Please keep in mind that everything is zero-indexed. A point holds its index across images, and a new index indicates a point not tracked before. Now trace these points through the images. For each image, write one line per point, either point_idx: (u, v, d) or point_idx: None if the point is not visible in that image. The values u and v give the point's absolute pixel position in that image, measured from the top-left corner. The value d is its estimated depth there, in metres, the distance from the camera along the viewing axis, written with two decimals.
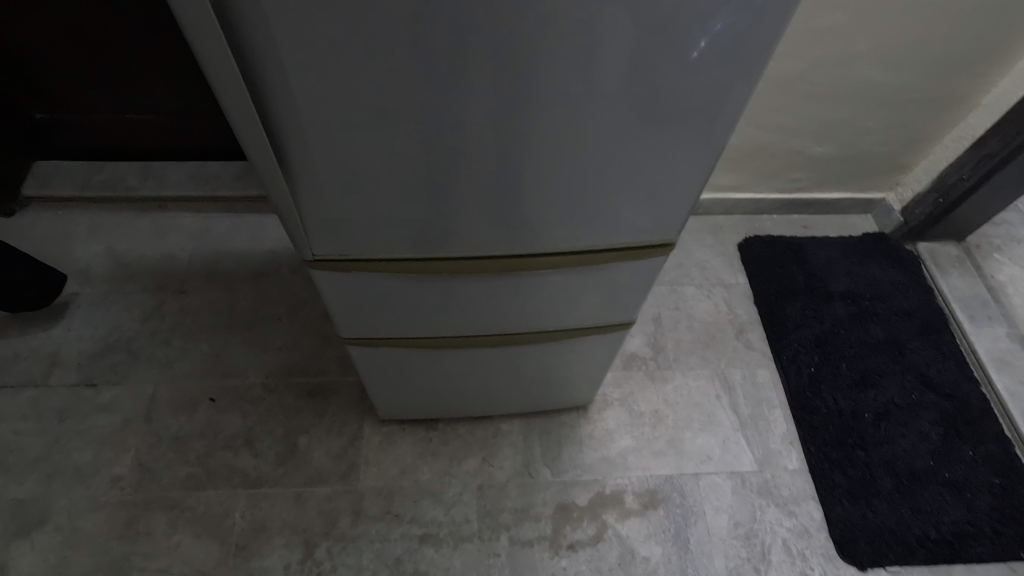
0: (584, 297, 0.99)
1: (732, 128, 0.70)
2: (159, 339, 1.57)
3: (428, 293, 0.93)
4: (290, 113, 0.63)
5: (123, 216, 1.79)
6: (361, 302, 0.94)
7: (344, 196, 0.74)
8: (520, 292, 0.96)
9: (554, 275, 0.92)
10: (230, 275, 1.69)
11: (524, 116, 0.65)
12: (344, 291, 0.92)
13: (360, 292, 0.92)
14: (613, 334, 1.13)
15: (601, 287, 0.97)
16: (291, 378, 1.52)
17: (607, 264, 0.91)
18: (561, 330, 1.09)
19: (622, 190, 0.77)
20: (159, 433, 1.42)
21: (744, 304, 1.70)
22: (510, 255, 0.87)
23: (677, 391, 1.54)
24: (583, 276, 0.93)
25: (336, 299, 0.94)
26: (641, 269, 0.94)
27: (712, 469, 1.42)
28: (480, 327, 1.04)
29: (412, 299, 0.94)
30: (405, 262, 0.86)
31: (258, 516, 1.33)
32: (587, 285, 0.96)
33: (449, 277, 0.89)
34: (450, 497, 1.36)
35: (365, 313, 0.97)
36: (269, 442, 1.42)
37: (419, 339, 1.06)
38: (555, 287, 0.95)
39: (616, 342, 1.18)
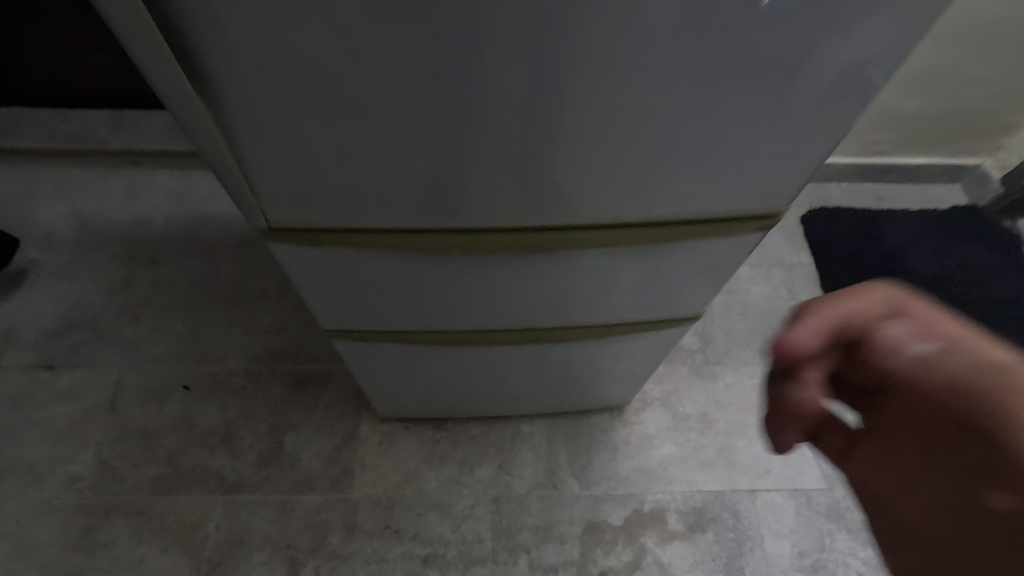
0: (637, 287, 0.75)
1: (817, 97, 0.47)
2: (128, 316, 1.36)
3: (431, 277, 0.69)
4: (201, 8, 0.38)
5: (93, 174, 1.56)
6: (340, 287, 0.71)
7: (298, 145, 0.49)
8: (553, 281, 0.72)
9: (598, 261, 0.68)
10: (211, 244, 1.47)
11: (561, 27, 0.40)
12: (317, 273, 0.68)
13: (339, 273, 0.68)
14: (667, 330, 0.90)
15: (660, 275, 0.73)
16: (278, 364, 1.31)
17: (674, 247, 0.66)
18: (602, 326, 0.86)
19: (708, 150, 0.51)
20: (124, 427, 1.23)
21: (808, 288, 1.44)
22: (546, 229, 0.62)
23: (729, 391, 1.30)
24: (641, 261, 0.69)
25: (305, 281, 0.70)
26: (720, 255, 0.69)
27: (770, 486, 1.20)
28: (499, 321, 0.81)
29: (407, 283, 0.70)
30: (397, 239, 0.62)
31: (235, 528, 1.14)
32: (642, 273, 0.72)
33: (460, 255, 0.65)
34: (459, 510, 1.16)
35: (347, 301, 0.74)
36: (251, 440, 1.22)
37: (424, 333, 0.84)
38: (598, 274, 0.71)
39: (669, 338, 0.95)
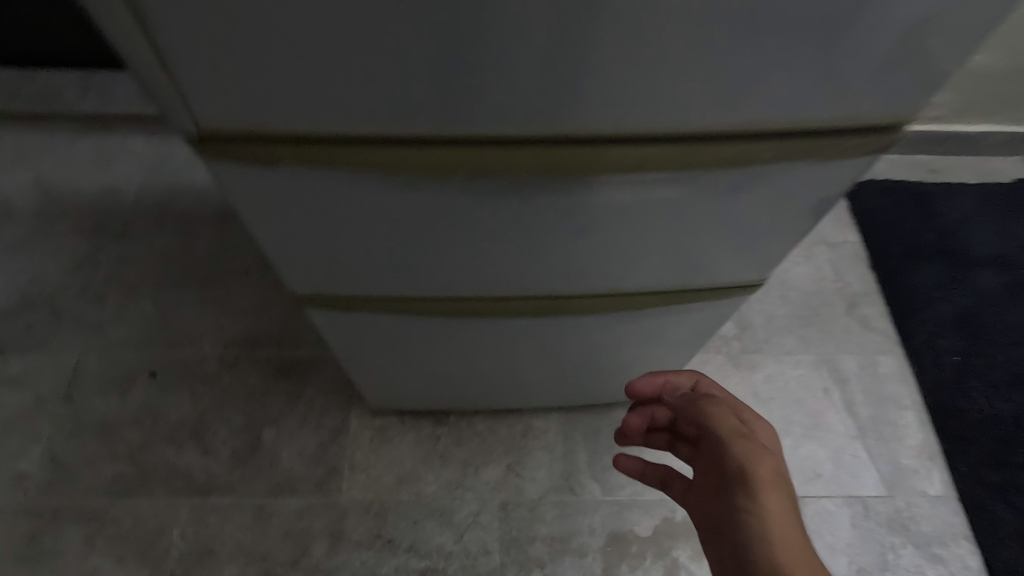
0: (696, 237, 0.58)
1: (869, 65, 0.39)
2: (91, 295, 1.20)
3: (429, 220, 0.52)
4: None
5: (59, 140, 1.41)
6: (309, 234, 0.55)
7: None
8: (589, 227, 0.55)
9: (655, 197, 0.51)
10: (186, 216, 1.31)
11: None
12: (277, 214, 0.52)
13: (306, 214, 0.52)
14: (715, 298, 0.74)
15: (728, 220, 0.56)
16: (257, 349, 1.15)
17: (758, 173, 0.49)
18: (639, 293, 0.70)
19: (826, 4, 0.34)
20: (80, 420, 1.07)
21: (857, 269, 1.27)
22: (591, 138, 0.43)
23: (771, 383, 1.14)
24: (711, 196, 0.52)
25: (263, 227, 0.54)
26: (811, 188, 0.53)
27: (821, 492, 1.04)
28: (515, 286, 0.65)
29: (398, 229, 0.54)
30: (382, 159, 0.44)
31: (203, 536, 0.98)
32: (707, 216, 0.55)
33: (467, 180, 0.47)
34: (463, 518, 1.00)
35: (320, 254, 0.58)
36: (224, 435, 1.06)
37: (419, 303, 0.68)
38: (651, 217, 0.54)
39: (714, 312, 0.79)
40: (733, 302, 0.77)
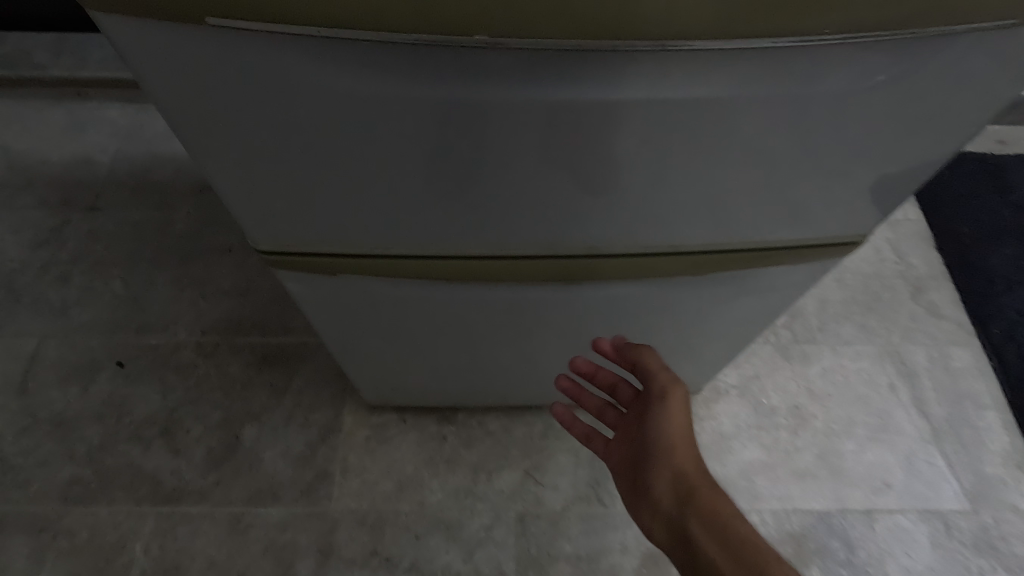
0: (788, 161, 0.44)
1: None
2: (54, 274, 1.07)
3: (437, 121, 0.39)
4: None
5: (28, 106, 1.27)
6: (276, 142, 0.41)
7: None
8: (652, 137, 0.41)
9: (749, 84, 0.37)
10: (165, 188, 1.17)
11: None
12: (233, 107, 0.39)
13: (272, 109, 0.38)
14: (784, 264, 0.60)
15: (834, 133, 0.42)
16: (239, 336, 1.01)
17: (893, 44, 0.36)
18: (696, 251, 0.56)
19: None
20: (34, 414, 0.94)
21: (920, 249, 1.12)
22: None
23: (828, 378, 0.99)
24: (822, 81, 0.38)
25: (217, 132, 0.41)
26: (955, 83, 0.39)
27: (892, 505, 0.89)
28: (541, 238, 0.51)
29: (394, 137, 0.40)
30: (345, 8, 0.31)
31: (170, 551, 0.84)
32: (810, 124, 0.41)
33: (470, 48, 0.33)
34: (473, 533, 0.86)
35: (293, 179, 0.45)
36: (198, 434, 0.92)
37: (419, 261, 0.54)
38: (735, 122, 0.40)
39: (778, 282, 0.65)
40: (804, 271, 0.63)
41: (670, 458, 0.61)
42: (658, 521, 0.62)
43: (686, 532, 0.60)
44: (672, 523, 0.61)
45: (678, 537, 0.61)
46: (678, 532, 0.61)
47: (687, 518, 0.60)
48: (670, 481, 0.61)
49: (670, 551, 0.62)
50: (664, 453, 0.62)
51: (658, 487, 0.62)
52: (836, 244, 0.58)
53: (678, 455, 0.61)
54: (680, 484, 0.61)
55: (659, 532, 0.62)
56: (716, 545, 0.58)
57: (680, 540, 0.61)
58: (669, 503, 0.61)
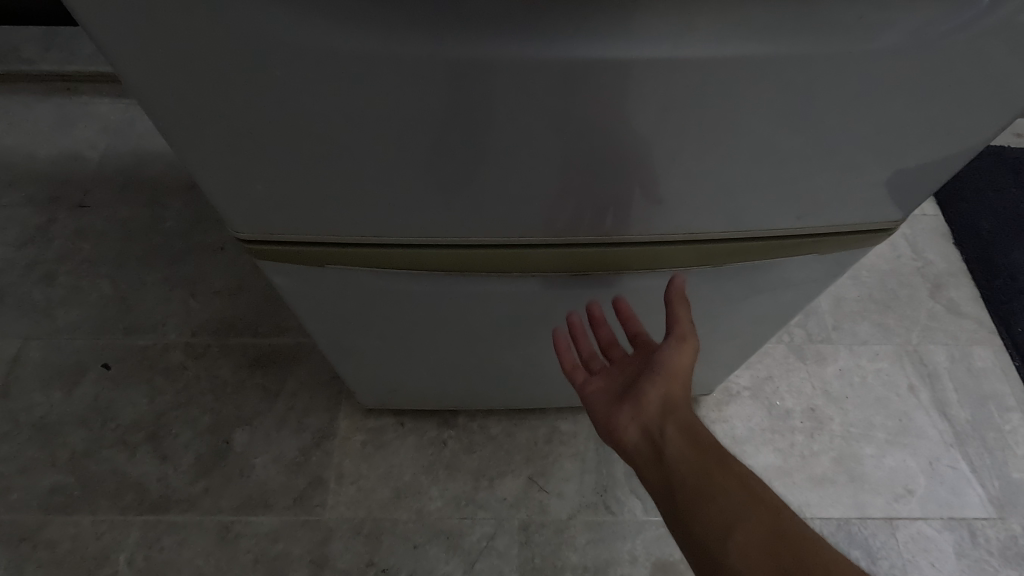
0: (820, 133, 0.40)
1: None
2: (39, 273, 1.03)
3: (433, 85, 0.35)
4: None
5: (13, 100, 1.22)
6: (254, 111, 0.37)
7: None
8: (672, 105, 0.37)
9: (785, 40, 0.33)
10: (155, 185, 1.13)
11: None
12: (205, 70, 0.35)
13: (248, 70, 0.34)
14: (801, 255, 0.56)
15: (874, 100, 0.38)
16: (230, 337, 0.97)
17: None
18: (712, 241, 0.52)
19: None
20: (16, 419, 0.90)
21: (938, 245, 1.08)
22: None
23: (845, 379, 0.95)
24: (857, 42, 0.34)
25: (189, 98, 0.37)
26: (1010, 47, 0.35)
27: (915, 512, 0.84)
28: (546, 223, 0.47)
29: (385, 105, 0.36)
30: None
31: (156, 563, 0.80)
32: (849, 88, 0.37)
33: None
34: (474, 543, 0.81)
35: (274, 153, 0.41)
36: (186, 439, 0.88)
37: (417, 251, 0.50)
38: (766, 87, 0.36)
39: (793, 278, 0.61)
40: (827, 263, 0.59)
41: (670, 370, 0.56)
42: (634, 420, 0.57)
43: (661, 436, 0.55)
44: (650, 425, 0.56)
45: (650, 440, 0.56)
46: (652, 435, 0.56)
47: (666, 423, 0.55)
48: (659, 387, 0.56)
49: (637, 454, 0.57)
50: (661, 364, 0.56)
51: (645, 387, 0.57)
52: (857, 232, 0.54)
53: (678, 370, 0.56)
54: (672, 394, 0.56)
55: (631, 434, 0.57)
56: (688, 454, 0.53)
57: (650, 444, 0.56)
58: (654, 405, 0.56)
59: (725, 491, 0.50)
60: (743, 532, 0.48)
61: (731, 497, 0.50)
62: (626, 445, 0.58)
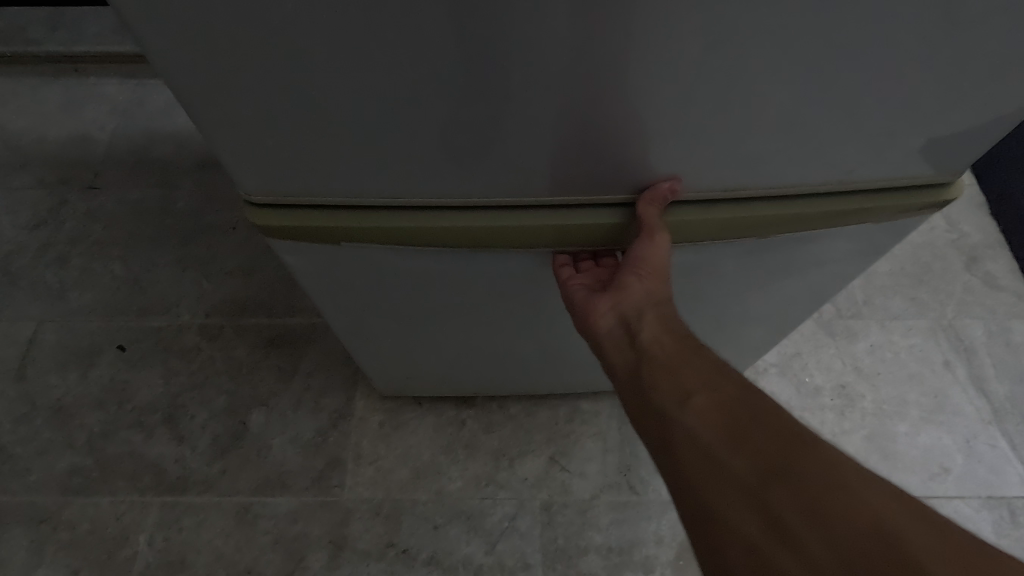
0: (885, 73, 0.36)
1: None
2: (52, 256, 1.01)
3: (453, 21, 0.31)
4: None
5: (21, 82, 1.20)
6: (258, 54, 0.33)
7: None
8: (720, 40, 0.33)
9: None
10: (166, 165, 1.11)
11: None
12: (206, 8, 0.31)
13: (253, 9, 0.31)
14: (833, 227, 0.52)
15: (952, 31, 0.33)
16: (244, 317, 0.96)
17: None
18: (746, 216, 0.48)
19: None
20: (33, 401, 0.89)
21: (974, 216, 1.03)
22: None
23: (878, 356, 0.91)
24: None
25: (189, 44, 0.33)
26: None
27: (952, 491, 0.81)
28: (570, 181, 0.44)
29: (404, 43, 0.32)
30: None
31: (176, 542, 0.79)
32: (924, 18, 0.32)
33: None
34: (496, 523, 0.80)
35: (283, 107, 0.37)
36: (202, 420, 0.87)
37: (438, 228, 0.48)
38: (830, 17, 0.32)
39: (822, 256, 0.57)
40: (869, 237, 0.55)
41: (648, 263, 0.47)
42: (612, 307, 0.50)
43: (638, 321, 0.49)
44: (627, 311, 0.50)
45: (626, 327, 0.50)
46: (628, 320, 0.50)
47: (648, 314, 0.49)
48: (641, 280, 0.48)
49: (609, 343, 0.51)
50: (636, 256, 0.47)
51: (624, 275, 0.49)
52: (897, 198, 0.50)
53: (657, 262, 0.47)
54: (655, 286, 0.49)
55: (606, 322, 0.51)
56: (665, 338, 0.48)
57: (626, 330, 0.50)
58: (636, 296, 0.49)
59: (694, 367, 0.46)
60: (705, 394, 0.44)
61: (702, 371, 0.46)
62: (597, 335, 0.52)
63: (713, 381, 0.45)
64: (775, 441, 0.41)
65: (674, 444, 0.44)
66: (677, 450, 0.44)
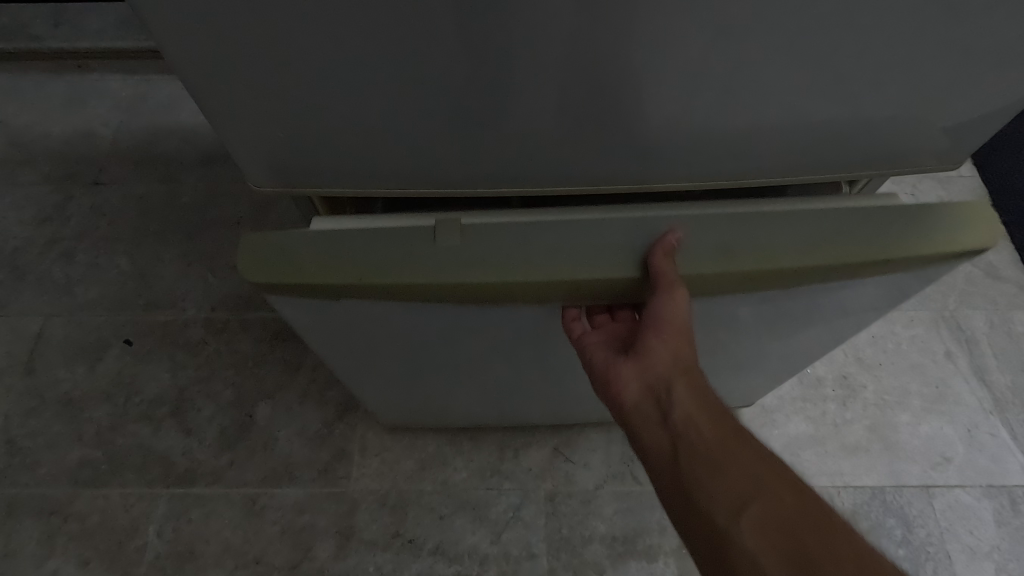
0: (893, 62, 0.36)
1: None
2: (58, 251, 1.02)
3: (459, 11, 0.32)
4: None
5: (25, 78, 1.20)
6: (266, 45, 0.34)
7: None
8: (727, 26, 0.33)
9: None
10: (170, 161, 1.11)
11: None
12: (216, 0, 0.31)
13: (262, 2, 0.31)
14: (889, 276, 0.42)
15: (961, 18, 0.33)
16: (249, 312, 0.96)
17: None
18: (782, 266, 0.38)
19: None
20: (42, 395, 0.90)
21: None
22: None
23: (880, 346, 0.92)
24: None
25: (200, 35, 0.34)
26: None
27: (953, 480, 0.82)
28: (574, 172, 0.45)
29: (413, 30, 0.33)
30: None
31: (184, 533, 0.80)
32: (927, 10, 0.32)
33: None
34: (500, 513, 0.81)
35: (290, 99, 0.38)
36: (209, 413, 0.88)
37: (408, 280, 0.38)
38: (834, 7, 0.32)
39: (851, 305, 0.49)
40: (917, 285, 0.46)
41: (673, 327, 0.42)
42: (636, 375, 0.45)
43: (668, 395, 0.44)
44: (655, 381, 0.45)
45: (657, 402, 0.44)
46: (657, 392, 0.44)
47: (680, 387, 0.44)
48: (666, 344, 0.43)
49: (637, 415, 0.46)
50: (655, 316, 0.41)
51: (645, 337, 0.44)
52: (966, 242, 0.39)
53: (679, 321, 0.41)
54: (678, 346, 0.43)
55: (631, 390, 0.46)
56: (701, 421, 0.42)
57: (655, 404, 0.45)
58: (662, 361, 0.44)
59: (744, 464, 0.40)
60: (759, 500, 0.39)
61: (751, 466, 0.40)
62: (624, 406, 0.47)
63: (757, 478, 0.40)
64: (845, 566, 0.36)
65: (722, 552, 0.39)
66: (728, 564, 0.39)
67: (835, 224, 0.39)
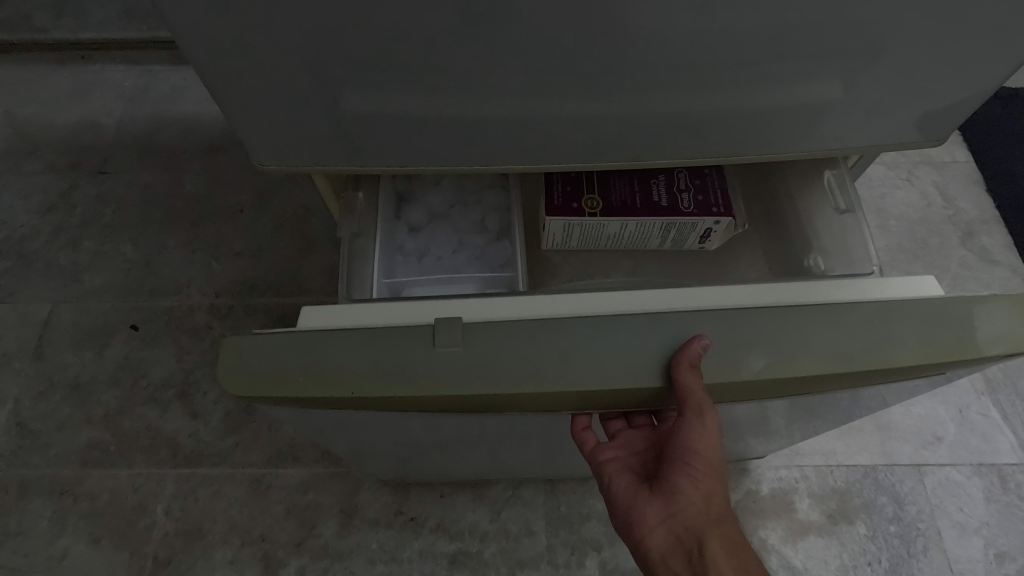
0: (870, 33, 0.37)
1: None
2: (64, 239, 1.04)
3: None
4: None
5: (30, 68, 1.21)
6: (271, 27, 0.36)
7: None
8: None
9: None
10: (173, 150, 1.12)
11: None
12: None
13: None
14: (916, 375, 0.40)
15: None
16: (252, 297, 0.98)
17: None
18: (805, 372, 0.36)
19: None
20: (51, 379, 0.92)
21: (970, 192, 1.04)
22: None
23: None
24: None
25: (207, 16, 0.35)
26: None
27: (944, 459, 0.84)
28: (569, 150, 0.46)
29: (409, 7, 0.34)
30: None
31: (192, 513, 0.82)
32: None
33: None
34: (500, 491, 0.83)
35: (294, 81, 0.39)
36: (215, 396, 0.90)
37: (410, 393, 0.36)
38: None
39: (867, 398, 0.47)
40: (932, 382, 0.44)
41: (699, 453, 0.40)
42: (663, 521, 0.41)
43: (701, 552, 0.40)
44: (685, 532, 0.41)
45: (685, 548, 0.41)
46: (687, 545, 0.41)
47: (709, 528, 0.41)
48: (694, 475, 0.41)
49: (663, 566, 0.42)
50: (682, 440, 0.40)
51: (671, 467, 0.42)
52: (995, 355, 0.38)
53: (705, 447, 0.40)
54: (710, 487, 0.41)
55: (658, 534, 0.42)
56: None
57: (685, 551, 0.41)
58: (690, 500, 0.41)
59: None
60: None
61: None
62: (648, 553, 0.42)
63: None
64: None
65: None
66: None
67: (854, 329, 0.37)
